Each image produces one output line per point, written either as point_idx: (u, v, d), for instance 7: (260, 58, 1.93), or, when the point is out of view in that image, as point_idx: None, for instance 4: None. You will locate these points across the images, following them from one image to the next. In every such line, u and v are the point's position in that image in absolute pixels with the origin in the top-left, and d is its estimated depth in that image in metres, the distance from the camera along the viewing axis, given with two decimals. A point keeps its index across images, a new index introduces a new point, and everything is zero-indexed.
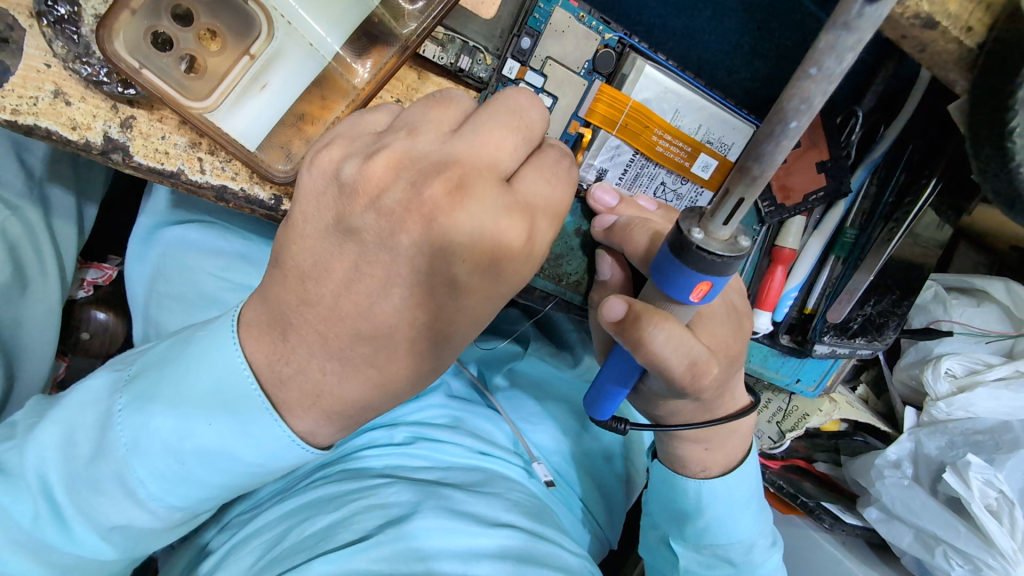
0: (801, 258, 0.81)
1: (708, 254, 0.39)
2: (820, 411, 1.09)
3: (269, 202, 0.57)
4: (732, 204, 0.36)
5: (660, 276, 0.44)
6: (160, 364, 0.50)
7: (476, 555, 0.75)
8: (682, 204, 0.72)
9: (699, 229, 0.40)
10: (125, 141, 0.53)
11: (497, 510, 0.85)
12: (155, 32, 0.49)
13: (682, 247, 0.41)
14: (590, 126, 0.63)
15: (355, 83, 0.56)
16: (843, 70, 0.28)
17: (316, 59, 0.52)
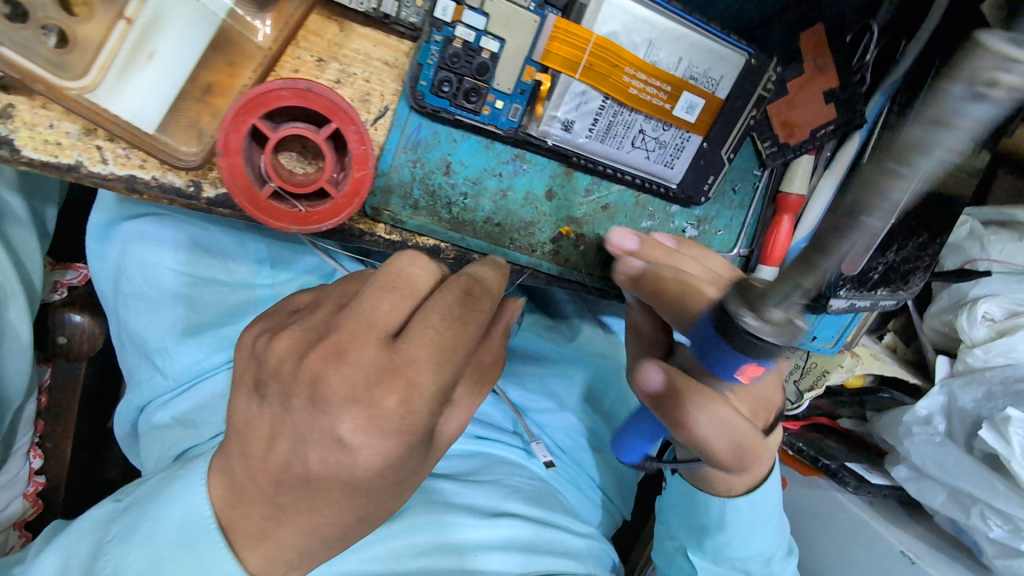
0: (810, 203, 0.72)
1: (758, 343, 0.32)
2: (841, 367, 0.99)
3: (187, 189, 0.51)
4: (785, 288, 0.28)
5: (733, 364, 0.36)
6: (149, 497, 0.50)
7: (483, 548, 0.80)
8: (665, 154, 0.62)
9: (756, 323, 0.32)
10: (8, 134, 0.47)
11: (496, 500, 0.88)
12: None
13: (726, 329, 0.35)
14: (547, 71, 0.54)
15: (258, 43, 0.49)
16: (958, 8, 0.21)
17: (206, 17, 0.46)
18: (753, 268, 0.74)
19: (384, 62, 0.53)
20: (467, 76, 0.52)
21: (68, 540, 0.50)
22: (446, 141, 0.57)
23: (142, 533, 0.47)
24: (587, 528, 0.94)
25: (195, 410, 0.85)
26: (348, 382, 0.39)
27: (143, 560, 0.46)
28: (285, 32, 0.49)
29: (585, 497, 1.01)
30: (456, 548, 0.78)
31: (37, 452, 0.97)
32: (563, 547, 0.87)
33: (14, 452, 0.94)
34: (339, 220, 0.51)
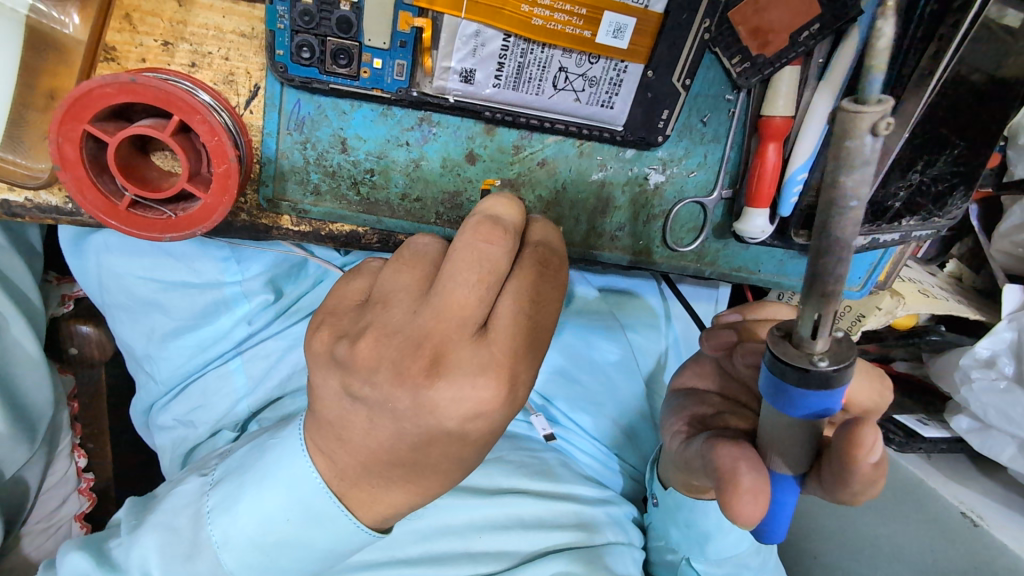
0: (805, 125, 0.58)
1: (837, 372, 0.31)
2: (879, 309, 0.84)
3: (65, 207, 0.48)
4: (827, 315, 0.31)
5: (783, 405, 0.33)
6: (240, 468, 0.51)
7: (485, 530, 0.74)
8: (600, 91, 0.52)
9: (814, 354, 0.32)
10: None
11: (497, 477, 0.79)
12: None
13: (805, 381, 0.31)
14: (426, 15, 0.45)
15: (74, 37, 0.44)
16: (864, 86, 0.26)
17: (6, 16, 0.42)
18: (740, 212, 0.63)
19: (239, 35, 0.46)
20: (330, 36, 0.45)
21: (164, 516, 0.52)
22: (334, 115, 0.50)
23: (244, 500, 0.49)
24: (607, 494, 0.84)
25: (189, 411, 0.83)
26: (453, 387, 0.39)
27: (247, 525, 0.49)
28: (99, 21, 0.43)
29: (606, 466, 0.89)
30: (458, 532, 0.72)
31: (83, 452, 0.91)
32: (576, 521, 0.78)
33: (58, 454, 0.88)
34: (214, 222, 0.46)
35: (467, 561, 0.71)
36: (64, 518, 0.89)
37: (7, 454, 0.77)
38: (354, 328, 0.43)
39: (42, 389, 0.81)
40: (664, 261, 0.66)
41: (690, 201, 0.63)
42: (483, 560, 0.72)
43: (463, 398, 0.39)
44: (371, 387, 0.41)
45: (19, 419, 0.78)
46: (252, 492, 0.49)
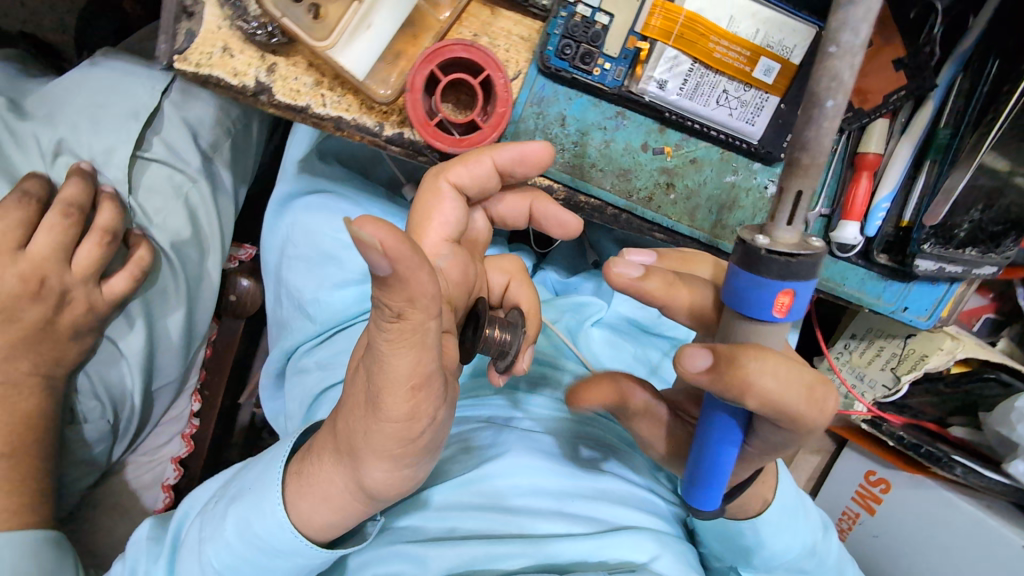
0: (889, 165, 0.79)
1: (778, 255, 0.44)
2: (940, 351, 0.99)
3: (375, 128, 0.69)
4: (789, 199, 0.44)
5: (732, 288, 0.47)
6: (246, 482, 0.66)
7: (578, 496, 0.82)
8: (746, 112, 0.74)
9: (764, 237, 0.45)
10: (269, 83, 0.67)
11: (589, 455, 0.88)
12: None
13: (750, 257, 0.45)
14: (647, 41, 0.69)
15: (439, 20, 0.68)
16: (855, 39, 0.41)
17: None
18: (834, 226, 0.82)
19: (520, 37, 0.70)
20: (583, 42, 0.69)
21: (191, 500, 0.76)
22: (564, 99, 0.73)
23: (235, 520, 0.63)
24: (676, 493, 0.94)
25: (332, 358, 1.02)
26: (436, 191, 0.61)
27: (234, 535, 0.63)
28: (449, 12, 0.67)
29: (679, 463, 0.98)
30: (552, 493, 0.81)
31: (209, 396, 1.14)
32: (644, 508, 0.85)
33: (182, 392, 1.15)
34: (484, 146, 0.67)
35: (561, 518, 0.79)
36: (163, 456, 1.18)
37: (168, 365, 1.06)
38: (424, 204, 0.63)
39: (205, 320, 1.09)
40: None
41: None
42: (575, 520, 0.79)
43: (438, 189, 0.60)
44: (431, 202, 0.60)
45: (187, 341, 1.07)
46: (246, 510, 0.62)
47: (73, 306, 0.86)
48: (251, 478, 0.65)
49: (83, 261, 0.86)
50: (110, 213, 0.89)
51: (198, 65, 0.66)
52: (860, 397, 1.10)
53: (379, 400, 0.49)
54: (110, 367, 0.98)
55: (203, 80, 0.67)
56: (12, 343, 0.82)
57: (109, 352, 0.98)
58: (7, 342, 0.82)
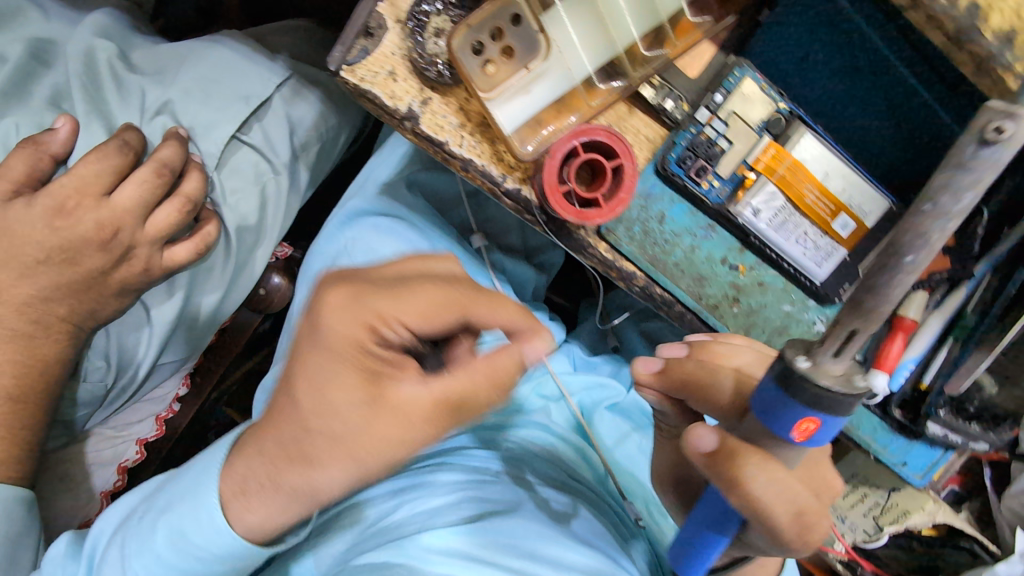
0: (921, 332, 0.88)
1: (820, 387, 0.43)
2: (922, 509, 1.06)
3: (498, 177, 0.74)
4: (844, 335, 0.42)
5: (768, 416, 0.48)
6: (176, 481, 0.68)
7: (539, 559, 0.82)
8: (818, 255, 0.83)
9: (806, 360, 0.45)
10: (419, 113, 0.72)
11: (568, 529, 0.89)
12: (476, 42, 0.68)
13: (788, 378, 0.45)
14: (753, 173, 0.78)
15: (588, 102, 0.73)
16: (957, 204, 0.39)
17: (569, 78, 0.71)
18: (866, 373, 0.90)
19: (647, 138, 0.78)
20: (701, 157, 0.76)
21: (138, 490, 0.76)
22: (668, 200, 0.80)
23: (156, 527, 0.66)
24: None
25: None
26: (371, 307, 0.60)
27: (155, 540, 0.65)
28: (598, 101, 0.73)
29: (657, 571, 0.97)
30: (526, 549, 0.82)
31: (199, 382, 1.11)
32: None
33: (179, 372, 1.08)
34: (598, 222, 0.72)
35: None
36: (130, 435, 1.08)
37: (183, 344, 1.01)
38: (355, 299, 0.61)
39: (232, 307, 1.05)
40: None
41: None
42: None
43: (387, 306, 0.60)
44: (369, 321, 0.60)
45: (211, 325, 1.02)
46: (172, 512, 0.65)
47: (132, 263, 0.83)
48: (180, 488, 0.67)
49: (158, 223, 0.84)
50: (196, 181, 0.88)
51: (362, 79, 0.70)
52: (841, 539, 1.14)
53: (374, 452, 0.59)
54: (130, 330, 0.94)
55: (362, 93, 0.71)
56: (59, 284, 0.79)
57: (136, 316, 0.94)
58: (56, 282, 0.79)
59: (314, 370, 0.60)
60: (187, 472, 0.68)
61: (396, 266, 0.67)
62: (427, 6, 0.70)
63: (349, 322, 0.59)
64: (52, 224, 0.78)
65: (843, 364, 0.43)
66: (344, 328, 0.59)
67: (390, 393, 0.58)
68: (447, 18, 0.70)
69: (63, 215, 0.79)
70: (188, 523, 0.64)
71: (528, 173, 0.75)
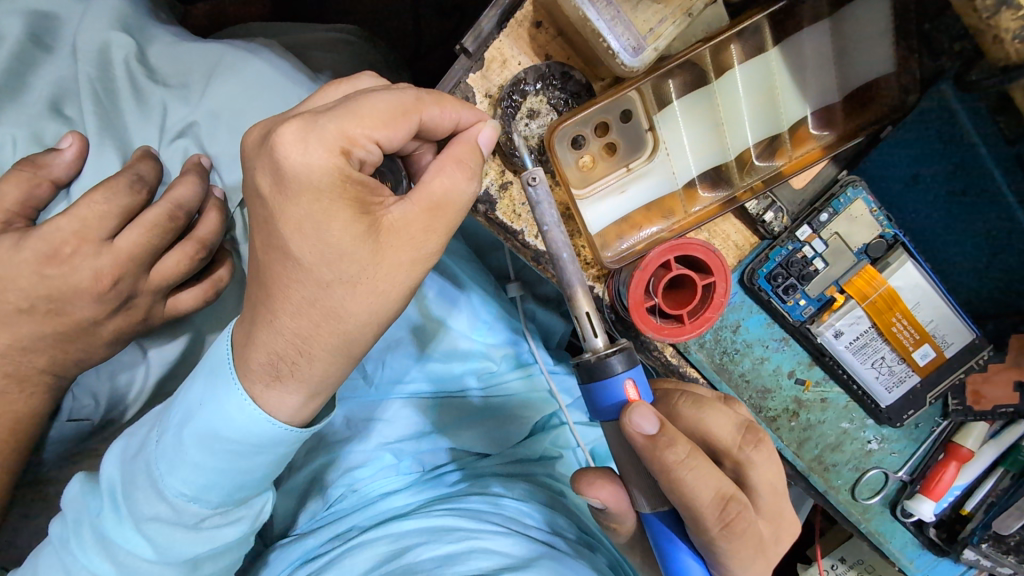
0: (973, 461, 0.85)
1: (588, 360, 0.57)
2: None
3: None
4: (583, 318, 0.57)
5: (591, 405, 0.58)
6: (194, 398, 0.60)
7: None
8: (889, 379, 0.78)
9: (588, 353, 0.57)
10: (496, 198, 0.65)
11: None
12: (578, 134, 0.63)
13: (589, 374, 0.57)
14: (843, 294, 0.72)
15: (684, 207, 0.68)
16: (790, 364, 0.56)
17: (671, 182, 0.65)
18: (911, 494, 0.87)
19: (734, 244, 0.72)
20: (793, 276, 0.70)
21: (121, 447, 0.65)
22: (746, 310, 0.74)
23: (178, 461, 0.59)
24: None
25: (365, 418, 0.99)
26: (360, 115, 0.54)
27: (181, 475, 0.60)
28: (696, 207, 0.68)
29: None
30: None
31: None
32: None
33: None
34: (679, 339, 0.65)
35: None
36: None
37: None
38: (315, 118, 0.54)
39: None
40: (843, 501, 0.87)
41: (874, 470, 0.86)
42: None
43: (360, 113, 0.54)
44: (337, 130, 0.53)
45: None
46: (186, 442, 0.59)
47: (130, 313, 0.72)
48: (195, 395, 0.60)
49: (164, 271, 0.72)
50: (212, 223, 0.77)
51: None
52: None
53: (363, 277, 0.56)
54: (123, 370, 0.83)
55: None
56: (46, 336, 0.70)
57: (132, 355, 0.83)
58: (42, 332, 0.70)
59: (292, 266, 0.56)
60: (193, 389, 0.61)
61: (328, 96, 0.61)
62: (525, 86, 0.63)
63: (319, 151, 0.53)
64: (42, 271, 0.69)
65: (598, 337, 0.56)
66: (305, 157, 0.53)
67: (381, 216, 0.56)
68: (546, 100, 0.63)
69: (56, 261, 0.69)
70: (180, 468, 0.60)
71: (606, 272, 0.68)
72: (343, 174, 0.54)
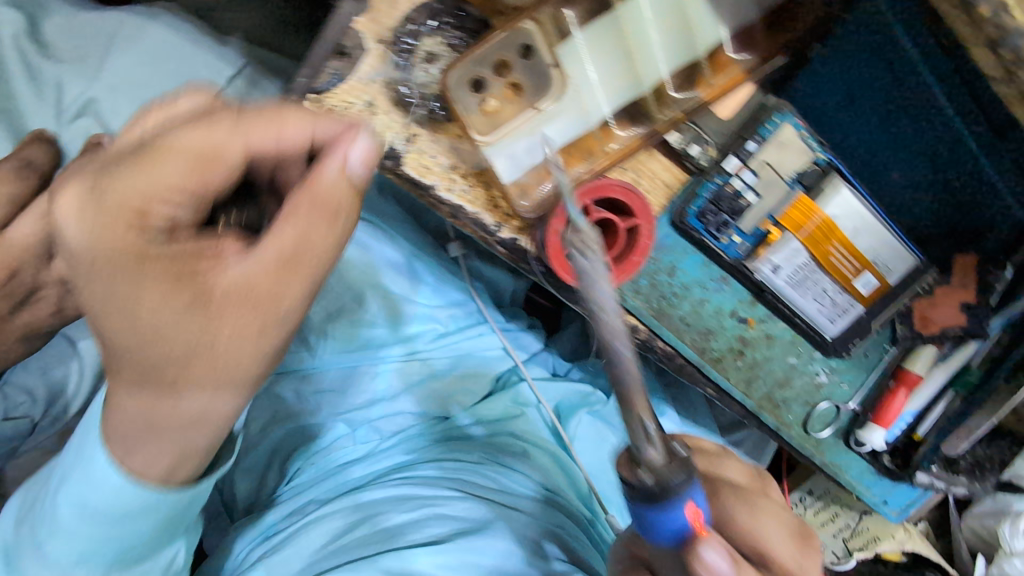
0: (923, 386, 0.85)
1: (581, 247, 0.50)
2: (893, 537, 1.08)
3: (493, 228, 0.63)
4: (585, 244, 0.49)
5: None
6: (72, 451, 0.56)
7: None
8: (833, 311, 0.77)
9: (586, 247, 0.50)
10: (402, 152, 0.61)
11: (556, 549, 0.83)
12: (476, 77, 0.58)
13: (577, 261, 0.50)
14: (779, 227, 0.70)
15: (602, 147, 0.64)
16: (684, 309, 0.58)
17: (585, 121, 0.61)
18: (862, 424, 0.86)
19: (664, 184, 0.69)
20: (724, 212, 0.68)
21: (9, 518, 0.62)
22: (681, 251, 0.72)
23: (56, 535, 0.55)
24: None
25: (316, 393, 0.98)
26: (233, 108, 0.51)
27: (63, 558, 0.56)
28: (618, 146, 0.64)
29: None
30: None
31: None
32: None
33: None
34: None
35: None
36: None
37: None
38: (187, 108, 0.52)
39: None
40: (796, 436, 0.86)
41: (826, 403, 0.85)
42: None
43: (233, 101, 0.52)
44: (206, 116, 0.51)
45: None
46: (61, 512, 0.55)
47: None
48: (68, 463, 0.56)
49: None
50: None
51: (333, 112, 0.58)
52: None
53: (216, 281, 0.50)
54: (55, 365, 0.81)
55: None
56: None
57: (61, 347, 0.82)
58: None
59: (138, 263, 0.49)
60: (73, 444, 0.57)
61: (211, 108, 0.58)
62: (418, 29, 0.61)
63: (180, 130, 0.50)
64: None
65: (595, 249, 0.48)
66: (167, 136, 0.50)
67: (213, 283, 0.50)
68: (442, 40, 0.61)
69: None
70: (63, 533, 0.55)
71: (529, 224, 0.64)
72: (201, 155, 0.50)
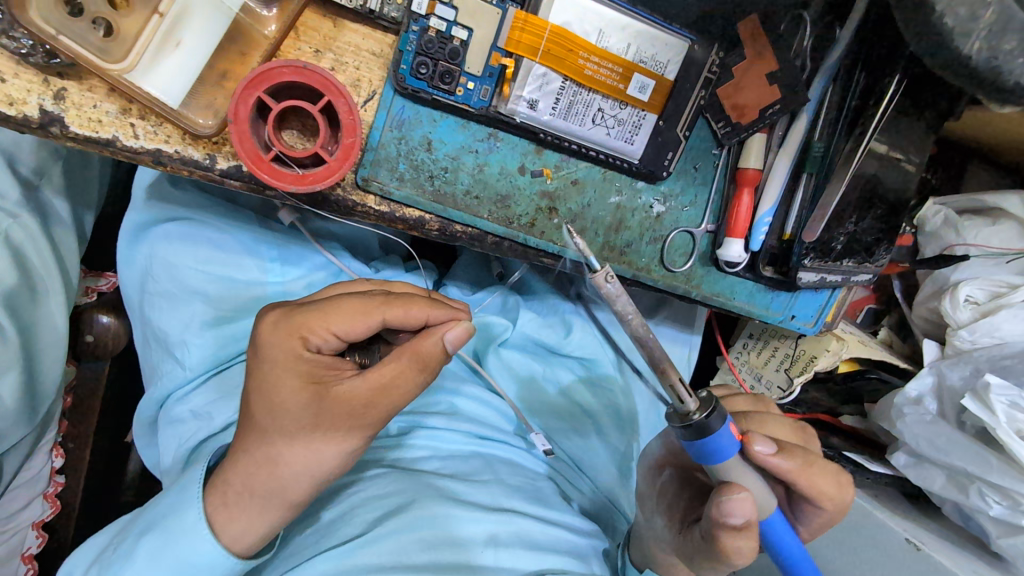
0: (768, 180, 0.77)
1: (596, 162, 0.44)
2: (827, 352, 1.01)
3: (204, 161, 0.59)
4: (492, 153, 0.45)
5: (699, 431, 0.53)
6: None
7: (479, 542, 0.73)
8: (624, 130, 0.71)
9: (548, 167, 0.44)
10: (59, 113, 0.56)
11: (498, 496, 0.80)
12: (68, 0, 0.53)
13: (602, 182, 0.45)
14: (512, 56, 0.63)
15: (264, 33, 0.60)
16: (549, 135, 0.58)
17: (223, 11, 0.57)
18: (721, 243, 0.79)
19: (371, 53, 0.63)
20: (441, 59, 0.62)
21: None
22: (427, 120, 0.65)
23: None
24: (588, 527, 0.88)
25: (208, 404, 0.89)
26: None
27: None
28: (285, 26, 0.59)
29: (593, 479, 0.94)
30: (459, 543, 0.72)
31: (60, 450, 1.00)
32: (551, 544, 0.79)
33: (39, 448, 0.97)
34: (331, 181, 0.59)
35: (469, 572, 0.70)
36: (21, 524, 0.95)
37: (7, 432, 0.88)
38: None
39: (55, 369, 0.92)
40: (661, 278, 0.80)
41: (683, 230, 0.79)
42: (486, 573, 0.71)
43: None
44: None
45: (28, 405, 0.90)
46: None
47: None
48: None
49: None
50: None
51: None
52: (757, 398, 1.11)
53: None
54: None
55: None
56: None
57: None
58: None
59: None
60: None
61: None
62: None
63: None
64: None
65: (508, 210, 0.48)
66: None
67: None
68: None
69: None
70: None
71: None
72: None
